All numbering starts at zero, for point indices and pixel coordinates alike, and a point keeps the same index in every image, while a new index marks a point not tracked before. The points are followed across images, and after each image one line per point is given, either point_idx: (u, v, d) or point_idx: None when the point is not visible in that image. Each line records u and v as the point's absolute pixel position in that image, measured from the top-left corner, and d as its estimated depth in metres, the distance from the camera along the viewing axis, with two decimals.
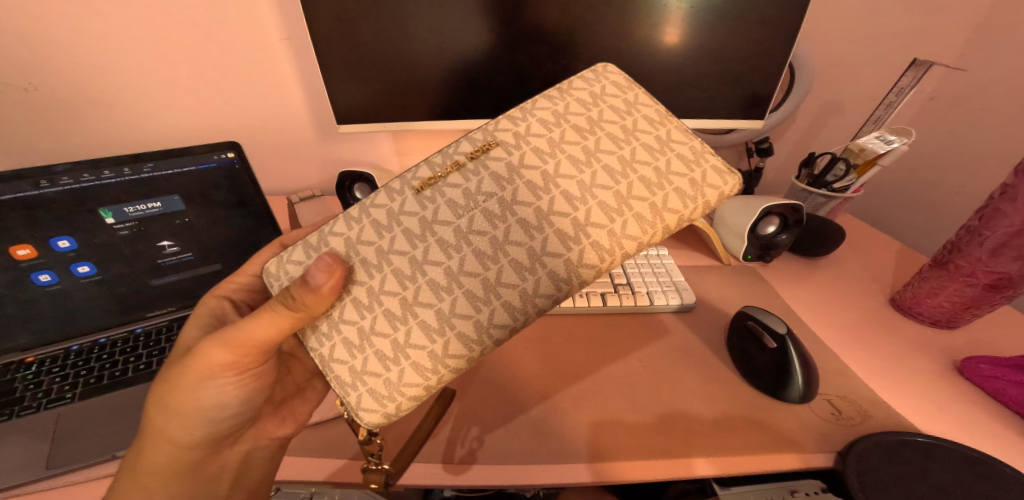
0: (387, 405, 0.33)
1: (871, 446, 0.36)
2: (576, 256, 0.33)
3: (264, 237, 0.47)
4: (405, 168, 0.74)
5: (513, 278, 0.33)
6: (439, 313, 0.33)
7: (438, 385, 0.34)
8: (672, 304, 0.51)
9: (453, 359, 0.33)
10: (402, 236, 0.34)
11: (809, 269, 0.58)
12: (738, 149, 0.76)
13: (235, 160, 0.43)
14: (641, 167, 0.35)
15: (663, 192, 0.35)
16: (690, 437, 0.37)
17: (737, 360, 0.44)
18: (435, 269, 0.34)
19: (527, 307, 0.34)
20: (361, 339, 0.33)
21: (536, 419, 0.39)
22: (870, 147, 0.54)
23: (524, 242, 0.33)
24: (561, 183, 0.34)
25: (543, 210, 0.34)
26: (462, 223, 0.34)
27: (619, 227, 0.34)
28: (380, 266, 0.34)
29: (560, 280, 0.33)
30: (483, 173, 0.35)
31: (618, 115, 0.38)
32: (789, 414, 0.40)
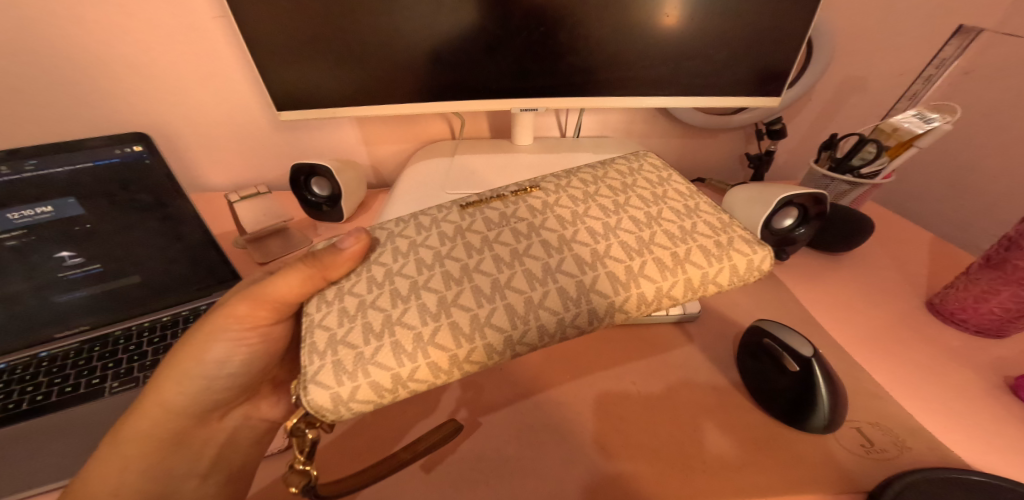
0: (343, 384, 0.25)
1: (907, 488, 0.28)
2: (591, 283, 0.29)
3: (189, 243, 0.40)
4: (375, 159, 0.66)
5: (522, 284, 0.28)
6: (441, 300, 0.28)
7: (409, 380, 0.26)
8: (674, 315, 0.43)
9: (439, 351, 0.26)
10: (437, 235, 0.32)
11: (829, 268, 0.51)
12: (746, 130, 0.67)
13: (145, 154, 0.36)
14: (666, 223, 0.32)
15: (686, 245, 0.31)
16: (689, 481, 0.30)
17: (751, 380, 0.37)
18: (454, 263, 0.30)
19: (529, 317, 0.27)
20: (358, 309, 0.28)
21: (505, 452, 0.33)
22: (905, 126, 0.46)
23: (542, 257, 0.30)
24: (587, 222, 0.32)
25: (565, 237, 0.31)
26: (491, 234, 0.32)
27: (635, 266, 0.29)
28: (407, 254, 0.31)
29: (570, 300, 0.28)
30: (521, 204, 0.34)
31: (649, 184, 0.36)
32: (810, 446, 0.32)
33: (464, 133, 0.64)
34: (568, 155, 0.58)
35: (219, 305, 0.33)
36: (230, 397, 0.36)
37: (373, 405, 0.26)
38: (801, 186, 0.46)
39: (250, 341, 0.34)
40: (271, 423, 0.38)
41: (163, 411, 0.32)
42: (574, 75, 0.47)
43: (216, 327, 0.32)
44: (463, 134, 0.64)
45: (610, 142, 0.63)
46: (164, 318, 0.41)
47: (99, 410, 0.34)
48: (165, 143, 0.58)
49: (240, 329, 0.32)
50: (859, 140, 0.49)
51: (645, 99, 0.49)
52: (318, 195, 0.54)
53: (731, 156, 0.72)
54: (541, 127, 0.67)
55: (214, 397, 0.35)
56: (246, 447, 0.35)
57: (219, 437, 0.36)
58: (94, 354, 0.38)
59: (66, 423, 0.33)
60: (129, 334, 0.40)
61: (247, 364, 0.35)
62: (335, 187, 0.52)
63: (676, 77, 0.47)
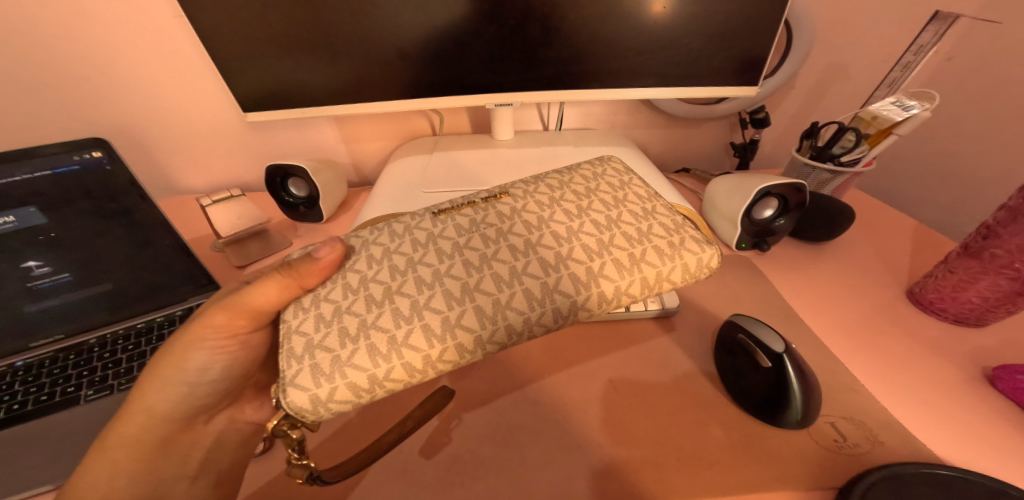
0: (322, 385, 0.25)
1: (874, 486, 0.28)
2: (559, 284, 0.29)
3: (161, 249, 0.40)
4: (355, 157, 0.65)
5: (490, 286, 0.28)
6: (413, 304, 0.27)
7: (385, 380, 0.26)
8: (651, 310, 0.42)
9: (409, 353, 0.26)
10: (409, 241, 0.31)
11: (813, 257, 0.50)
12: (730, 119, 0.66)
13: (105, 160, 0.35)
14: (625, 225, 0.32)
15: (642, 245, 0.31)
16: (661, 479, 0.30)
17: (727, 378, 0.36)
18: (425, 268, 0.29)
19: (497, 318, 0.27)
20: (334, 315, 0.27)
21: (479, 454, 0.32)
22: (884, 114, 0.45)
23: (509, 261, 0.29)
24: (552, 226, 0.32)
25: (531, 241, 0.30)
26: (462, 239, 0.31)
27: (595, 267, 0.29)
28: (378, 260, 0.30)
29: (536, 301, 0.28)
30: (489, 210, 0.33)
31: (611, 189, 0.35)
32: (784, 442, 0.32)
33: (445, 129, 0.63)
34: (549, 149, 0.57)
35: (197, 313, 0.32)
36: (216, 401, 0.35)
37: (352, 405, 0.26)
38: (782, 176, 0.45)
39: (230, 348, 0.33)
40: (258, 426, 0.37)
41: (150, 417, 0.32)
42: (548, 68, 0.46)
43: (193, 336, 0.31)
44: (444, 129, 0.63)
45: (592, 134, 0.63)
46: (139, 325, 0.41)
47: (72, 418, 0.34)
48: (140, 145, 0.57)
49: (219, 339, 0.32)
50: (839, 128, 0.48)
51: (623, 91, 0.48)
52: (296, 195, 0.53)
53: (717, 146, 0.71)
54: (523, 121, 0.66)
55: (200, 402, 0.34)
56: (232, 449, 0.34)
57: (205, 440, 0.35)
58: (69, 362, 0.38)
59: (38, 432, 0.33)
60: (104, 342, 0.40)
61: (230, 370, 0.34)
62: (312, 188, 0.52)
63: (654, 68, 0.46)
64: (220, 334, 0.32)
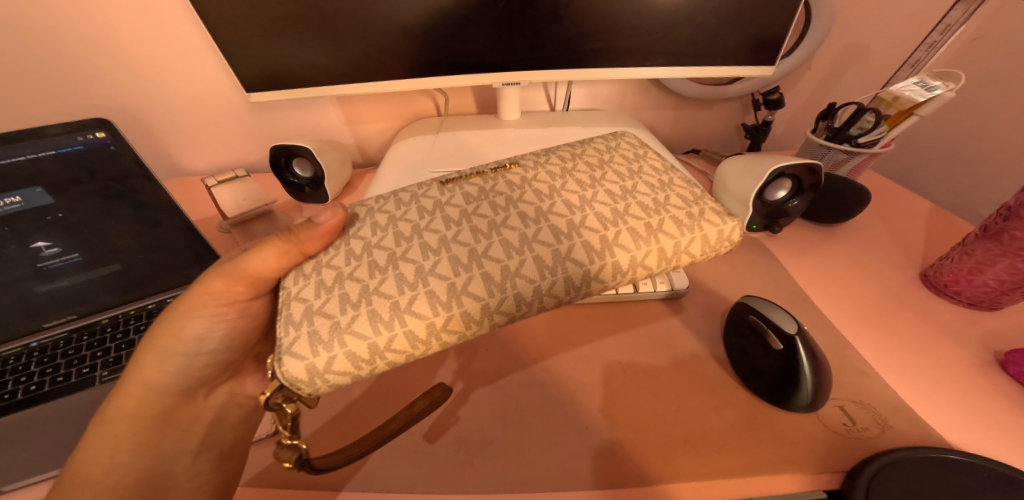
0: (319, 354, 0.25)
1: (880, 472, 0.28)
2: (567, 253, 0.28)
3: (168, 230, 0.40)
4: (358, 138, 0.63)
5: (499, 253, 0.28)
6: (418, 270, 0.27)
7: (388, 349, 0.26)
8: (660, 291, 0.42)
9: (410, 322, 0.26)
10: (415, 209, 0.31)
11: (826, 240, 0.49)
12: (742, 100, 0.65)
13: (109, 141, 0.35)
14: (641, 195, 0.31)
15: (659, 215, 0.30)
16: (669, 461, 0.30)
17: (735, 360, 0.36)
18: (432, 235, 0.29)
19: (505, 285, 0.27)
20: (336, 281, 0.27)
21: (488, 435, 0.32)
22: (907, 94, 0.43)
23: (518, 228, 0.29)
24: (564, 195, 0.31)
25: (542, 209, 0.30)
26: (469, 207, 0.31)
27: (609, 236, 0.29)
28: (382, 228, 0.30)
29: (546, 268, 0.28)
30: (498, 179, 0.33)
31: (625, 161, 0.35)
32: (792, 425, 0.32)
33: (450, 110, 0.62)
34: (556, 129, 0.55)
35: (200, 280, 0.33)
36: (215, 373, 0.36)
37: (349, 377, 0.26)
38: (797, 156, 0.44)
39: (228, 316, 0.33)
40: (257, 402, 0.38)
41: (149, 390, 0.32)
42: (556, 46, 0.44)
43: (193, 307, 0.32)
44: (449, 110, 0.61)
45: (601, 115, 0.61)
46: (149, 306, 0.41)
47: (89, 397, 0.35)
48: (143, 128, 0.57)
49: (217, 305, 0.32)
50: (857, 109, 0.47)
51: (634, 70, 0.46)
52: (301, 177, 0.52)
53: (728, 128, 0.69)
54: (529, 101, 0.64)
55: (199, 374, 0.34)
56: (235, 425, 0.35)
57: (205, 415, 0.35)
58: (82, 343, 0.38)
59: (58, 411, 0.34)
60: (116, 322, 0.40)
61: (227, 340, 0.34)
62: (317, 169, 0.51)
63: (666, 45, 0.45)
64: (218, 300, 0.32)
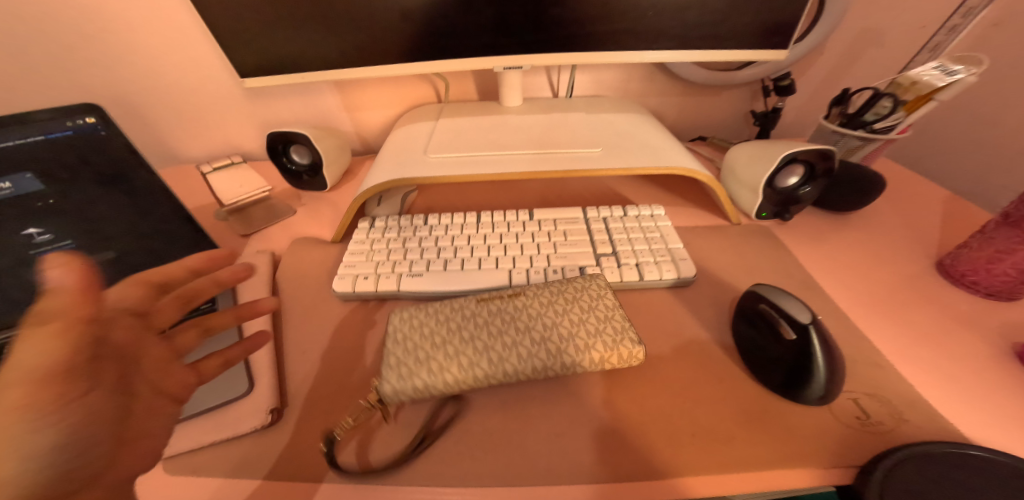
0: (405, 382, 0.31)
1: (894, 470, 0.27)
2: (576, 345, 0.32)
3: (162, 216, 0.39)
4: (357, 126, 0.62)
5: (542, 322, 0.33)
6: (482, 326, 0.33)
7: (452, 387, 0.31)
8: (667, 280, 0.39)
9: (457, 374, 0.31)
10: (477, 278, 0.38)
11: (839, 228, 0.47)
12: (752, 87, 0.63)
13: (100, 127, 0.34)
14: (609, 302, 0.35)
15: (610, 320, 0.33)
16: (674, 454, 0.29)
17: (744, 351, 0.35)
18: (490, 304, 0.35)
19: (546, 348, 0.32)
20: (419, 329, 0.33)
21: (490, 427, 0.31)
22: (925, 79, 0.41)
23: (558, 305, 0.35)
24: (585, 280, 0.37)
25: (575, 288, 0.36)
26: (518, 289, 0.37)
27: (606, 328, 0.33)
28: (449, 300, 0.36)
29: (577, 341, 0.32)
30: (541, 260, 0.40)
31: (626, 256, 0.41)
32: (802, 418, 0.31)
33: (450, 96, 0.60)
34: (559, 116, 0.54)
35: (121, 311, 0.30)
36: None
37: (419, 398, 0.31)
38: (811, 142, 0.43)
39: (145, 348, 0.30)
40: None
41: None
42: (558, 28, 0.43)
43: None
44: (449, 97, 0.60)
45: (605, 101, 0.60)
46: None
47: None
48: (138, 116, 0.56)
49: None
50: (873, 93, 0.45)
51: (637, 53, 0.44)
52: (299, 165, 0.51)
53: (737, 116, 0.67)
54: (531, 87, 0.62)
55: None
56: None
57: None
58: None
59: None
60: None
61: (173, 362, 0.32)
62: (315, 157, 0.50)
63: (673, 28, 0.43)
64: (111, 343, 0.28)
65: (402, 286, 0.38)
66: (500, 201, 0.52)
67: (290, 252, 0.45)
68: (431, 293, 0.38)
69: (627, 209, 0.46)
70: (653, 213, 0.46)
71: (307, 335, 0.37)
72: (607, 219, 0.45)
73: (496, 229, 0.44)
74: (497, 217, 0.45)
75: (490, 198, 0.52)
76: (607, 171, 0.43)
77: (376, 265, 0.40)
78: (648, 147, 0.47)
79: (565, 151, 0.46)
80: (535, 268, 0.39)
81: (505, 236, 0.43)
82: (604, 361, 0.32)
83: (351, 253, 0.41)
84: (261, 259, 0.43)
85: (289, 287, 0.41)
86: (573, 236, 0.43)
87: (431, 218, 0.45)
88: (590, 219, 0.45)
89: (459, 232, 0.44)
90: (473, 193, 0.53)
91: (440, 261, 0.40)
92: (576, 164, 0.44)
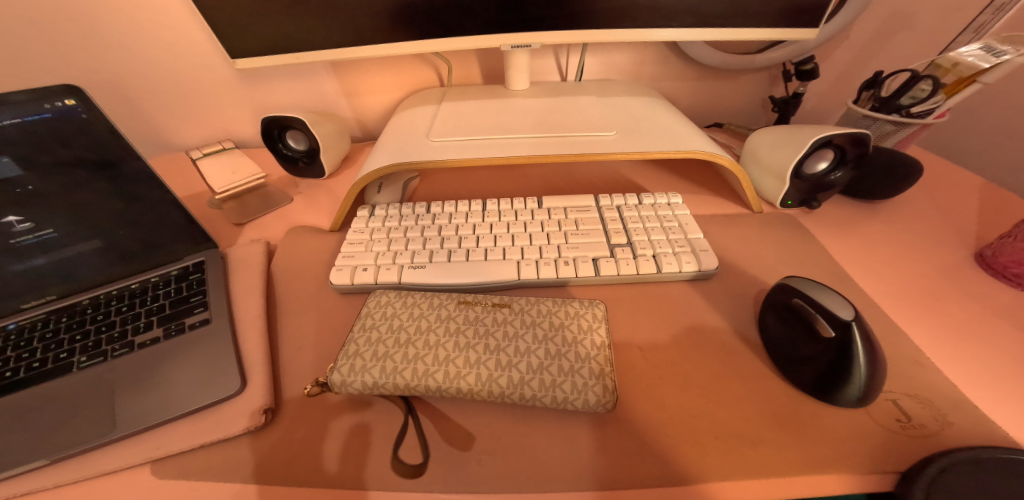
0: (353, 368, 0.29)
1: (942, 478, 0.24)
2: (543, 379, 0.28)
3: (151, 202, 0.36)
4: (357, 112, 0.60)
5: (512, 348, 0.30)
6: (451, 332, 0.31)
7: (399, 389, 0.28)
8: (686, 272, 0.36)
9: (406, 378, 0.28)
10: (463, 276, 0.36)
11: (868, 218, 0.44)
12: (772, 71, 0.60)
13: (80, 109, 0.31)
14: (596, 340, 0.30)
15: (594, 356, 0.29)
16: (698, 458, 0.27)
17: (772, 348, 0.32)
18: (471, 312, 0.32)
19: (504, 375, 0.28)
20: (392, 317, 0.32)
21: (496, 428, 0.28)
22: (969, 60, 0.38)
23: (538, 331, 0.31)
24: (576, 307, 0.33)
25: (560, 317, 0.32)
26: (504, 302, 0.33)
27: (587, 369, 0.29)
28: (433, 296, 0.34)
29: (542, 374, 0.28)
30: (537, 264, 0.37)
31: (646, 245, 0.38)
32: (838, 420, 0.29)
33: (453, 81, 0.58)
34: (569, 99, 0.51)
35: None
36: None
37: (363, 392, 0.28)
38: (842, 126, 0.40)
39: None
40: None
41: None
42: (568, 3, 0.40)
43: None
44: (452, 82, 0.57)
45: (617, 85, 0.57)
46: (132, 285, 0.37)
47: (65, 386, 0.30)
48: (131, 103, 0.54)
49: None
50: (910, 76, 0.42)
51: (647, 31, 0.41)
52: (295, 151, 0.49)
53: (754, 102, 0.64)
54: (539, 71, 0.60)
55: None
56: None
57: None
58: (61, 325, 0.34)
59: (30, 403, 0.29)
60: (98, 303, 0.35)
61: None
62: (312, 143, 0.48)
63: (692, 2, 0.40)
64: None
65: (403, 278, 0.36)
66: (506, 189, 0.49)
67: (285, 242, 0.43)
68: (433, 285, 0.35)
69: (642, 197, 0.43)
70: (670, 201, 0.43)
71: (302, 329, 0.35)
72: (621, 207, 0.42)
73: (504, 217, 0.41)
74: (503, 204, 0.43)
75: (495, 186, 0.50)
76: (621, 156, 0.40)
77: (376, 256, 0.38)
78: (664, 131, 0.44)
79: (576, 135, 0.43)
80: (545, 260, 0.37)
81: (512, 225, 0.40)
82: (575, 400, 0.28)
83: (349, 242, 0.39)
84: (255, 249, 0.41)
85: (284, 279, 0.39)
86: (585, 225, 0.40)
87: (433, 206, 0.43)
88: (603, 207, 0.42)
89: (464, 221, 0.41)
90: (477, 181, 0.51)
91: (444, 251, 0.38)
92: (587, 148, 0.41)
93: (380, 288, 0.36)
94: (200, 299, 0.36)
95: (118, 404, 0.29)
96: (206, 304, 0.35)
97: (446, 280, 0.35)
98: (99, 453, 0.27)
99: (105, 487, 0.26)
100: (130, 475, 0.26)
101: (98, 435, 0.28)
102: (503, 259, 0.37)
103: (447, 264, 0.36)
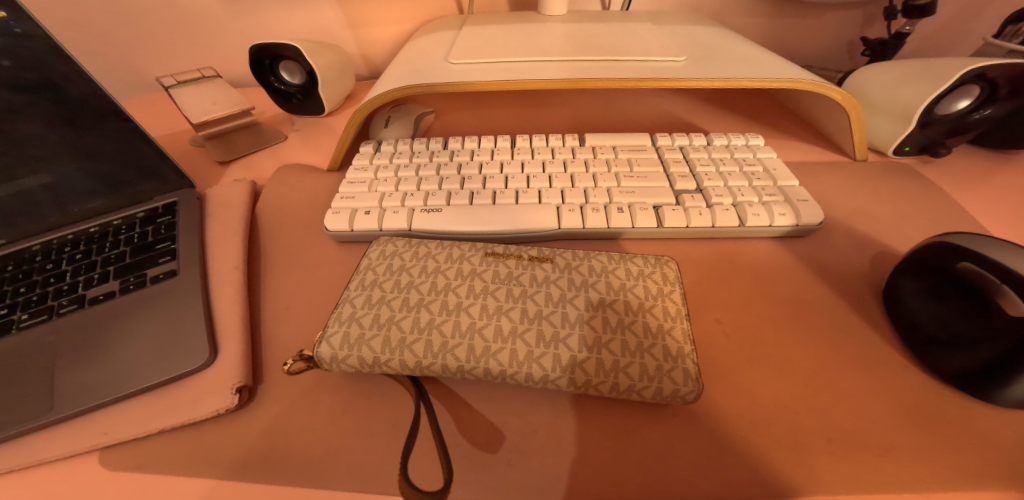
0: (348, 341, 0.22)
1: None
2: (601, 359, 0.21)
3: (110, 138, 0.29)
4: (364, 48, 0.52)
5: (558, 317, 0.22)
6: (476, 293, 0.23)
7: (407, 368, 0.21)
8: (779, 228, 0.29)
9: (416, 354, 0.21)
10: (491, 225, 0.28)
11: (1003, 169, 0.35)
12: (867, 6, 0.49)
13: (13, 24, 0.23)
14: (667, 305, 0.23)
15: (666, 328, 0.22)
16: (809, 468, 0.19)
17: (908, 329, 0.24)
18: (501, 268, 0.25)
19: (547, 353, 0.21)
20: (399, 272, 0.25)
21: (531, 420, 0.21)
22: None
23: (591, 295, 0.23)
24: (635, 262, 0.25)
25: (618, 278, 0.24)
26: (542, 255, 0.26)
27: (657, 347, 0.21)
28: (452, 246, 0.26)
29: (600, 352, 0.21)
30: (581, 212, 0.29)
31: (725, 194, 0.30)
32: (1002, 424, 0.21)
33: (475, 9, 0.49)
34: (618, 24, 0.42)
35: None
36: None
37: (359, 370, 0.22)
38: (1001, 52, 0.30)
39: None
40: None
41: None
42: None
43: None
44: (473, 10, 0.48)
45: (671, 14, 0.47)
46: (91, 229, 0.30)
47: None
48: (119, 33, 0.48)
49: None
50: None
51: None
52: (292, 86, 0.42)
53: (835, 42, 0.53)
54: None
55: None
56: None
57: None
58: (4, 275, 0.28)
59: None
60: (49, 250, 0.29)
61: None
62: (311, 75, 0.40)
63: None
64: None
65: (414, 224, 0.28)
66: (538, 127, 0.41)
67: (275, 184, 0.36)
68: (452, 234, 0.28)
69: (712, 138, 0.35)
70: (748, 143, 0.35)
71: (289, 285, 0.28)
72: (687, 148, 0.34)
73: (538, 155, 0.33)
74: (536, 141, 0.35)
75: (526, 125, 0.41)
76: (695, 82, 0.32)
77: (381, 198, 0.30)
78: (742, 57, 0.35)
79: (631, 59, 0.34)
80: (592, 205, 0.29)
81: (549, 164, 0.32)
82: (645, 389, 0.20)
83: (348, 182, 0.32)
84: (237, 191, 0.34)
85: (271, 227, 0.32)
86: (642, 166, 0.32)
87: (452, 143, 0.35)
88: (662, 148, 0.34)
89: (490, 159, 0.33)
90: (503, 119, 0.42)
91: (465, 193, 0.30)
92: (648, 72, 0.33)
93: (385, 235, 0.29)
94: (168, 248, 0.29)
95: (58, 376, 0.23)
96: (174, 254, 0.29)
97: (468, 228, 0.28)
98: (27, 437, 0.21)
99: (32, 475, 0.20)
100: (56, 458, 0.21)
101: (29, 416, 0.21)
102: (540, 203, 0.30)
103: (468, 208, 0.29)
